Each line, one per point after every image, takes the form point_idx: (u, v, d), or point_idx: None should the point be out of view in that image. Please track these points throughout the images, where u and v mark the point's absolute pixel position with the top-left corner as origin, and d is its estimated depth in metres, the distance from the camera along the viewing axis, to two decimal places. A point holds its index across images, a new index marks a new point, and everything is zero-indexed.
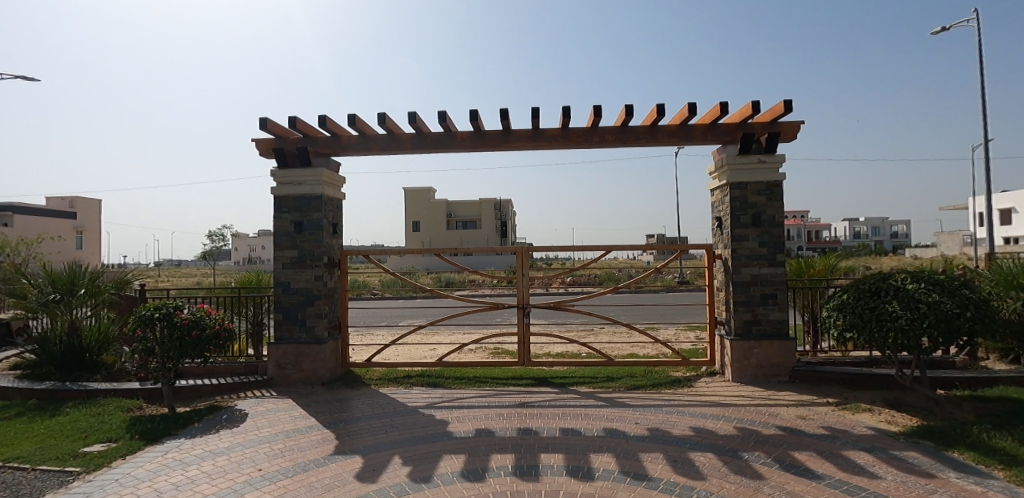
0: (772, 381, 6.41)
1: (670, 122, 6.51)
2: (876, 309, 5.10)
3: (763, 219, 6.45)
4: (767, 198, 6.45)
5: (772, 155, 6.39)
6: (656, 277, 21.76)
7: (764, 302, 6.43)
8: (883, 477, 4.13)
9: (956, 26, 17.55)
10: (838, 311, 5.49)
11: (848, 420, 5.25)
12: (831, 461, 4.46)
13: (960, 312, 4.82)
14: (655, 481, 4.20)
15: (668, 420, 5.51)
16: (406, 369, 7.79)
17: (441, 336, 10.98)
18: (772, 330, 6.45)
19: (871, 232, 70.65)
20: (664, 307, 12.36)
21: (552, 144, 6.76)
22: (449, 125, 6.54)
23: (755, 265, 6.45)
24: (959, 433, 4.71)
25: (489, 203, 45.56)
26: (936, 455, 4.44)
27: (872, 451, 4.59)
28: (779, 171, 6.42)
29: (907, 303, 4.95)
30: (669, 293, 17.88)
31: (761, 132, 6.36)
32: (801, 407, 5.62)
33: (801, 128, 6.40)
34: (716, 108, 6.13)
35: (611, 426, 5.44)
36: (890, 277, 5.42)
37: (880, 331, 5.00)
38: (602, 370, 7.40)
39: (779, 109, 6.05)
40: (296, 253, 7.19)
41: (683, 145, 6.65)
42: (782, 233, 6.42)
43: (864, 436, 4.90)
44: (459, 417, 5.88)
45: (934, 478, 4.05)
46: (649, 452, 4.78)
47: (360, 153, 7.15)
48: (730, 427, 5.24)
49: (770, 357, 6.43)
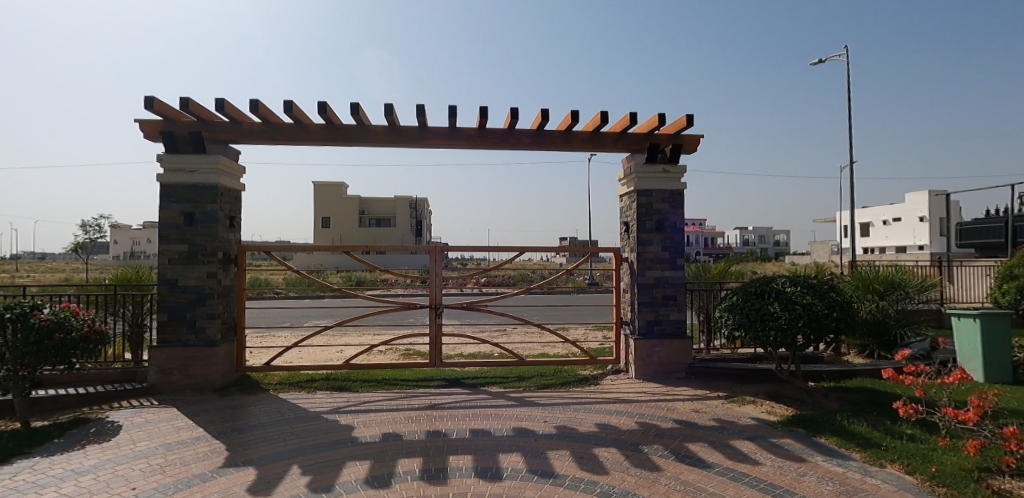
0: (671, 377, 6.80)
1: (584, 128, 6.71)
2: (761, 310, 5.61)
3: (666, 225, 6.84)
4: (669, 205, 6.85)
5: (675, 165, 6.80)
6: (566, 280, 22.58)
7: (665, 303, 6.82)
8: (763, 463, 4.55)
9: (831, 59, 18.02)
10: (728, 311, 5.94)
11: (735, 412, 5.71)
12: (720, 450, 4.83)
13: (829, 312, 5.41)
14: (561, 478, 4.30)
15: (575, 418, 5.68)
16: (310, 372, 7.36)
17: (350, 337, 10.52)
18: (672, 329, 6.85)
19: (759, 240, 77.93)
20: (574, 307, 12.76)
21: (468, 144, 6.72)
22: (362, 118, 6.29)
23: (658, 268, 6.82)
24: (826, 420, 5.29)
25: (404, 201, 44.47)
26: (806, 441, 4.96)
27: (755, 439, 5.03)
28: (681, 181, 6.84)
29: (786, 304, 5.50)
30: (578, 294, 18.58)
31: (666, 143, 6.73)
32: (696, 401, 6.02)
33: (700, 141, 6.89)
34: (626, 118, 6.42)
35: (521, 425, 5.50)
36: (772, 281, 5.95)
37: (763, 330, 5.51)
38: (513, 370, 7.47)
39: (682, 122, 6.46)
40: (186, 247, 6.54)
41: (595, 152, 6.89)
42: (682, 239, 6.85)
43: (748, 426, 5.36)
44: (365, 421, 5.65)
45: (804, 462, 4.54)
46: (556, 449, 4.90)
47: (263, 141, 6.67)
48: (632, 422, 5.50)
49: (669, 355, 6.82)
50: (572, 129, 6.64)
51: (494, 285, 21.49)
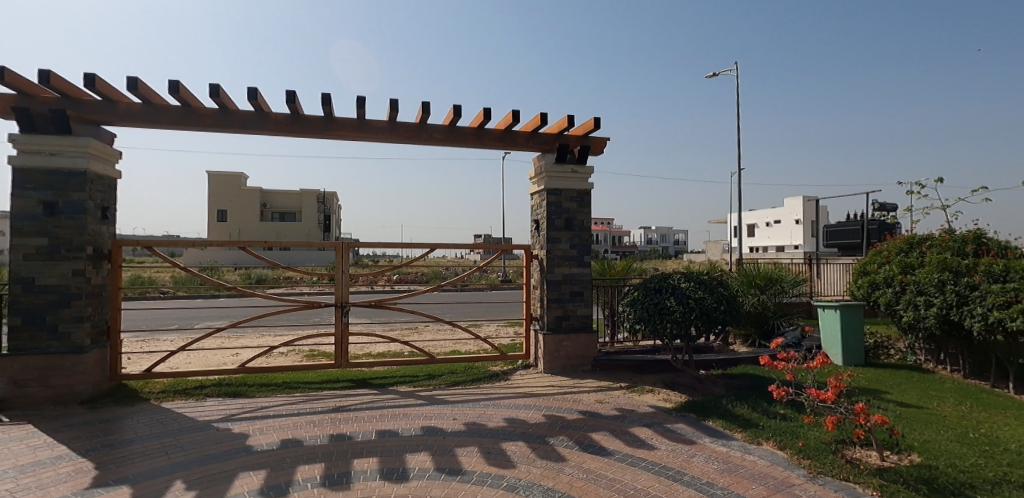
0: (577, 370, 7.05)
1: (497, 126, 6.76)
2: (659, 304, 5.98)
3: (574, 223, 7.07)
4: (578, 204, 7.09)
5: (583, 166, 7.04)
6: (480, 277, 22.76)
7: (573, 299, 7.06)
8: (658, 448, 4.86)
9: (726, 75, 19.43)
10: (630, 305, 6.27)
11: (635, 401, 6.04)
12: (620, 438, 5.09)
13: (718, 306, 5.89)
14: (469, 474, 4.31)
15: (484, 414, 5.71)
16: (199, 378, 6.76)
17: (247, 339, 9.80)
18: (579, 324, 7.10)
19: (663, 239, 83.18)
20: (487, 304, 12.85)
21: (378, 137, 6.50)
22: (260, 103, 5.87)
23: (566, 265, 7.04)
24: (714, 405, 5.76)
25: (313, 195, 42.29)
26: (696, 424, 5.37)
27: (651, 426, 5.36)
28: (588, 182, 7.11)
29: (680, 298, 5.92)
30: (491, 291, 18.73)
31: (575, 143, 6.96)
32: (600, 392, 6.30)
33: (607, 144, 7.19)
34: (537, 118, 6.56)
35: (429, 424, 5.43)
36: (669, 277, 6.37)
37: (661, 323, 5.88)
38: (423, 368, 7.36)
39: (590, 125, 6.72)
40: (46, 241, 5.73)
41: (507, 150, 6.96)
42: (589, 237, 7.12)
43: (646, 413, 5.70)
44: (261, 428, 5.29)
45: (694, 444, 4.92)
46: (464, 446, 4.89)
47: (145, 124, 6.01)
48: (540, 415, 5.64)
49: (576, 349, 7.07)
50: (484, 126, 6.66)
51: (407, 283, 21.05)
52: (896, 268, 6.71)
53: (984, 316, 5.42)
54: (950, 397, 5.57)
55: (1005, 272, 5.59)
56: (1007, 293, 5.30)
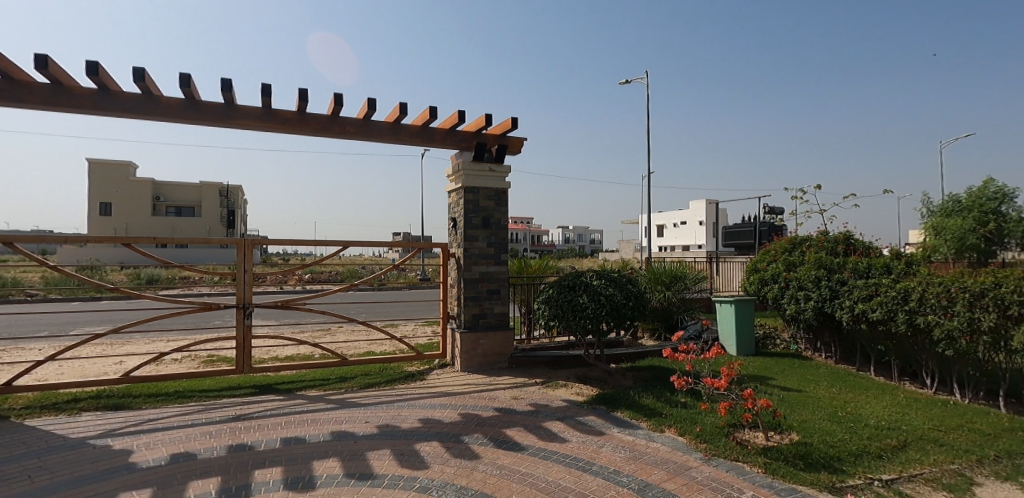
0: (494, 368, 7.10)
1: (414, 122, 6.65)
2: (572, 301, 6.17)
3: (491, 222, 7.12)
4: (495, 203, 7.14)
5: (500, 165, 7.11)
6: (399, 276, 22.32)
7: (490, 297, 7.10)
8: (569, 440, 5.02)
9: None
10: (545, 303, 6.42)
11: (549, 395, 6.20)
12: (534, 433, 5.20)
13: (626, 302, 6.18)
14: (380, 478, 4.20)
15: (398, 415, 5.59)
16: (73, 391, 6.04)
17: (134, 345, 8.90)
18: (496, 322, 7.16)
19: (582, 239, 86.10)
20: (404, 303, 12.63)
21: (285, 128, 6.15)
22: (149, 85, 5.35)
23: (483, 263, 7.07)
24: (622, 396, 6.04)
25: (215, 188, 39.22)
26: (606, 416, 5.61)
27: (564, 419, 5.53)
28: (505, 181, 7.18)
29: (592, 295, 6.15)
30: (409, 291, 18.44)
31: (492, 143, 7.05)
32: (515, 388, 6.38)
33: (524, 144, 7.31)
34: (455, 116, 6.53)
35: (340, 429, 5.23)
36: (582, 274, 6.60)
37: (573, 319, 6.08)
38: (335, 371, 7.08)
39: (507, 125, 6.80)
40: None
41: (424, 147, 6.86)
42: (506, 235, 7.20)
43: (559, 407, 5.86)
44: (148, 443, 4.83)
45: (603, 435, 5.13)
46: (375, 449, 4.76)
47: (4, 103, 5.26)
48: (455, 414, 5.62)
49: (493, 346, 7.12)
50: (400, 122, 6.52)
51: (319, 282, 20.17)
52: (782, 265, 7.42)
53: (851, 308, 6.14)
54: (824, 380, 6.24)
55: (867, 268, 6.36)
56: (869, 287, 6.03)
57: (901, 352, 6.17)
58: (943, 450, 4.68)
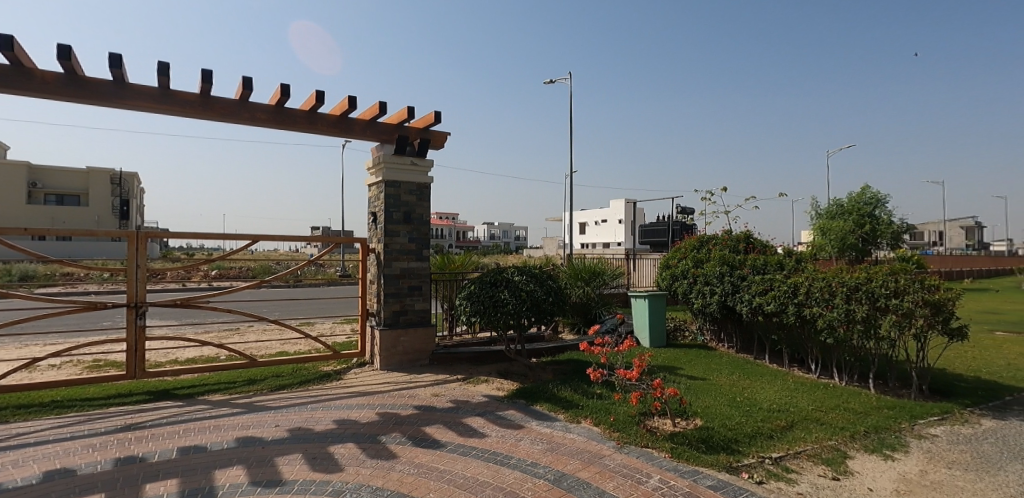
0: (415, 365, 7.00)
1: (331, 112, 6.38)
2: (493, 297, 6.22)
3: (413, 217, 7.01)
4: (417, 197, 7.04)
5: (423, 159, 7.01)
6: (316, 273, 21.39)
7: (411, 293, 6.99)
8: (488, 435, 5.05)
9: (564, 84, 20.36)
10: (467, 299, 6.42)
11: (469, 391, 6.20)
12: (453, 429, 5.18)
13: (546, 297, 6.31)
14: (289, 484, 4.00)
15: (311, 418, 5.36)
16: None
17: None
18: (417, 318, 7.05)
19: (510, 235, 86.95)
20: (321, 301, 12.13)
21: (186, 112, 5.66)
22: (17, 55, 4.71)
23: (404, 259, 6.94)
24: (541, 390, 6.17)
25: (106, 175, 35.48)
26: (525, 409, 5.70)
27: (484, 414, 5.55)
28: (428, 175, 7.10)
29: (513, 291, 6.22)
30: (327, 288, 17.72)
31: (414, 137, 6.93)
32: (436, 385, 6.33)
33: (447, 139, 7.27)
34: (376, 107, 6.36)
35: (246, 434, 4.92)
36: (504, 270, 6.65)
37: (495, 314, 6.12)
38: (243, 373, 6.65)
39: (431, 118, 6.74)
40: None
41: (342, 138, 6.62)
42: (428, 231, 7.12)
43: (479, 403, 5.89)
44: (15, 460, 4.27)
45: (522, 428, 5.22)
46: (285, 454, 4.53)
47: None
48: (372, 414, 5.48)
49: (414, 343, 7.01)
50: (317, 110, 6.23)
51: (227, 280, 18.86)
52: (690, 262, 7.91)
53: (749, 301, 6.66)
54: (725, 368, 6.73)
55: (764, 265, 6.93)
56: (765, 282, 6.57)
57: (790, 342, 6.79)
58: (823, 428, 5.21)
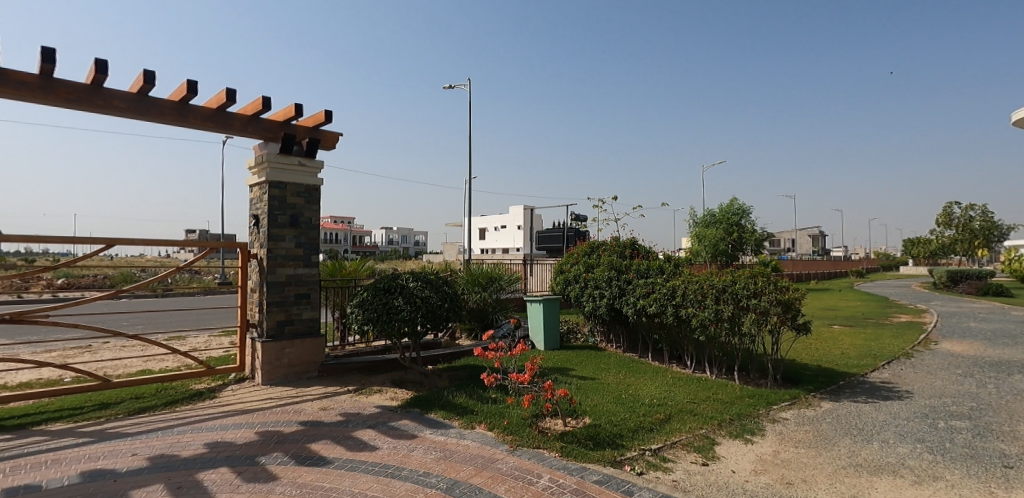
0: (302, 378, 6.58)
1: (206, 104, 5.84)
2: (387, 304, 6.04)
3: (300, 221, 6.62)
4: (305, 200, 6.67)
5: (312, 160, 6.68)
6: (191, 282, 19.38)
7: (298, 302, 6.58)
8: (380, 447, 4.89)
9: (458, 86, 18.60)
10: (359, 307, 6.18)
11: (361, 403, 5.96)
12: (342, 444, 4.94)
13: (442, 303, 6.25)
14: None
15: (177, 442, 4.82)
16: None
17: None
18: (304, 329, 6.65)
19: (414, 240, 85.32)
20: (193, 313, 11.01)
21: (19, 94, 4.85)
22: None
23: (290, 265, 6.52)
24: (436, 397, 6.10)
25: None
26: (419, 418, 5.60)
27: (375, 426, 5.37)
28: (317, 177, 6.77)
29: (408, 298, 6.09)
30: (203, 298, 16.12)
31: (303, 136, 6.60)
32: (324, 399, 6.00)
33: (339, 139, 7.01)
34: (258, 102, 5.97)
35: (94, 467, 4.30)
36: (398, 276, 6.50)
37: (388, 322, 5.95)
38: (93, 397, 5.83)
39: (321, 117, 6.49)
40: None
41: (219, 133, 6.09)
42: (318, 236, 6.77)
43: (371, 414, 5.68)
44: None
45: (415, 438, 5.11)
46: (143, 486, 4.02)
47: None
48: (251, 433, 5.06)
49: (300, 355, 6.59)
50: (189, 102, 5.68)
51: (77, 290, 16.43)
52: (582, 267, 8.29)
53: (634, 304, 7.12)
54: (613, 367, 7.13)
55: (647, 270, 7.46)
56: (648, 286, 7.07)
57: (670, 340, 7.37)
58: (696, 418, 5.70)
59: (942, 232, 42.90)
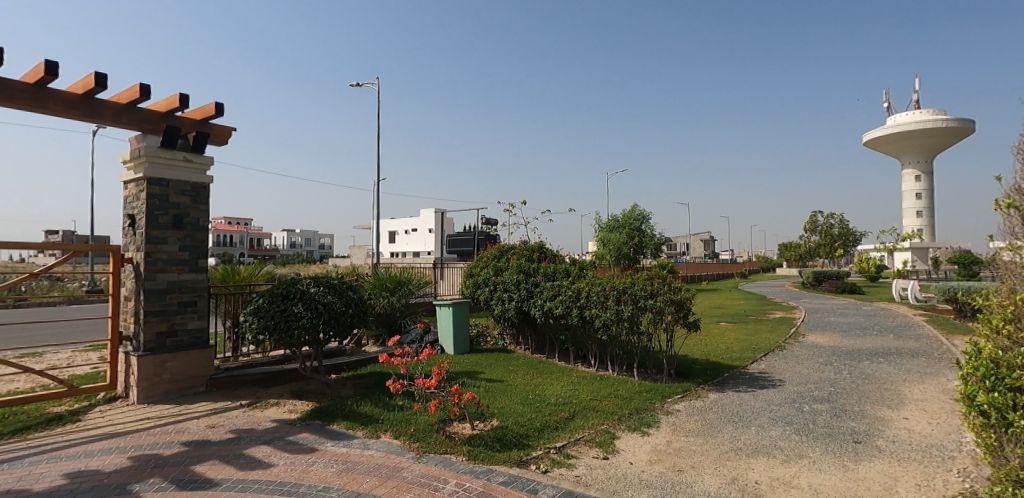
0: (186, 394, 6.02)
1: (70, 89, 5.18)
2: (285, 311, 5.71)
3: (185, 222, 6.07)
4: (191, 199, 6.14)
5: (200, 155, 6.18)
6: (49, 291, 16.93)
7: (182, 310, 6.02)
8: (275, 464, 4.60)
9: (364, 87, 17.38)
10: (253, 315, 5.78)
11: (255, 418, 5.57)
12: (231, 463, 4.57)
13: (346, 309, 6.01)
14: None
15: (29, 475, 4.20)
16: None
17: None
18: (190, 340, 6.10)
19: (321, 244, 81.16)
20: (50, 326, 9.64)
21: None
22: None
23: (173, 271, 5.95)
24: (339, 407, 5.85)
25: None
26: (320, 430, 5.34)
27: (271, 442, 5.04)
28: (206, 174, 6.27)
29: (308, 304, 5.79)
30: (64, 310, 14.15)
31: (190, 129, 6.08)
32: (213, 416, 5.53)
33: (232, 135, 6.56)
34: (136, 89, 5.42)
35: None
36: (298, 281, 6.16)
37: (286, 331, 5.62)
38: None
39: (211, 109, 6.04)
40: None
41: (87, 123, 5.43)
42: (206, 238, 6.24)
43: (267, 429, 5.32)
44: None
45: (315, 451, 4.87)
46: None
47: None
48: (124, 459, 4.54)
49: (185, 369, 6.03)
50: (47, 85, 5.00)
51: None
52: (491, 270, 8.38)
53: (541, 306, 7.31)
54: (521, 369, 7.27)
55: (553, 273, 7.70)
56: (554, 288, 7.30)
57: (575, 340, 7.66)
58: (598, 414, 5.97)
59: (809, 236, 48.68)
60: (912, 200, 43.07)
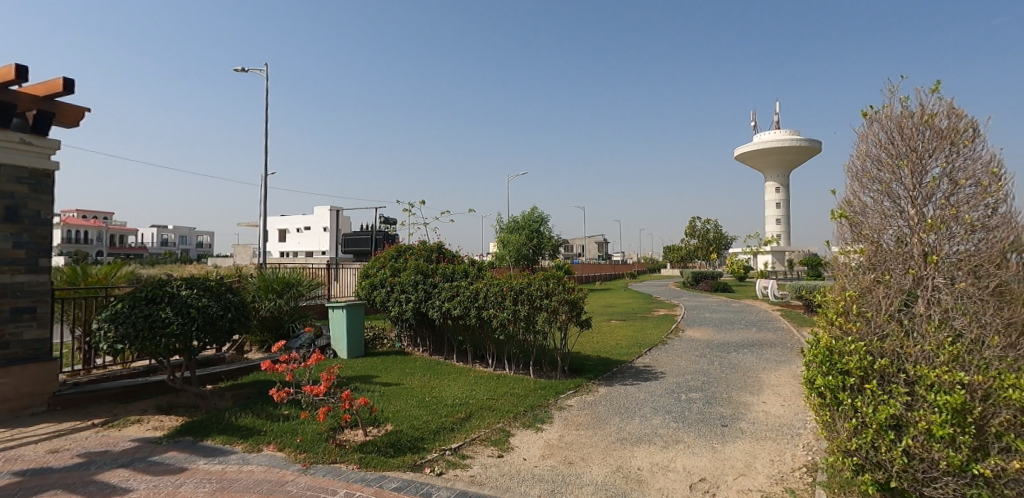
0: (21, 416, 5.16)
1: None
2: (149, 317, 5.11)
3: (21, 214, 5.23)
4: (30, 188, 5.30)
5: (42, 137, 5.38)
6: None
7: (16, 318, 5.17)
8: (134, 488, 4.09)
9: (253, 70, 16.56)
10: (110, 322, 5.12)
11: (111, 438, 4.93)
12: (78, 492, 4.00)
13: (224, 313, 5.50)
14: None
15: None
16: None
17: None
18: (26, 352, 5.25)
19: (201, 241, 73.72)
20: None
21: None
22: None
23: (4, 271, 5.09)
24: (214, 421, 5.35)
25: None
26: (191, 448, 4.86)
27: (130, 464, 4.48)
28: (51, 159, 5.47)
29: (179, 308, 5.23)
30: None
31: (29, 107, 5.25)
32: (55, 439, 4.80)
33: (84, 115, 5.78)
34: None
35: None
36: (167, 283, 5.55)
37: (151, 339, 5.04)
38: None
39: (57, 85, 5.28)
40: None
41: None
42: (49, 234, 5.42)
43: (125, 450, 4.73)
44: None
45: (184, 471, 4.42)
46: None
47: None
48: None
49: (19, 386, 5.17)
50: None
51: None
52: (388, 271, 8.18)
53: (440, 306, 7.28)
54: (419, 371, 7.17)
55: (452, 273, 7.69)
56: (452, 289, 7.30)
57: (473, 341, 7.71)
58: (494, 413, 6.06)
59: (691, 240, 53.34)
60: (774, 208, 48.88)
